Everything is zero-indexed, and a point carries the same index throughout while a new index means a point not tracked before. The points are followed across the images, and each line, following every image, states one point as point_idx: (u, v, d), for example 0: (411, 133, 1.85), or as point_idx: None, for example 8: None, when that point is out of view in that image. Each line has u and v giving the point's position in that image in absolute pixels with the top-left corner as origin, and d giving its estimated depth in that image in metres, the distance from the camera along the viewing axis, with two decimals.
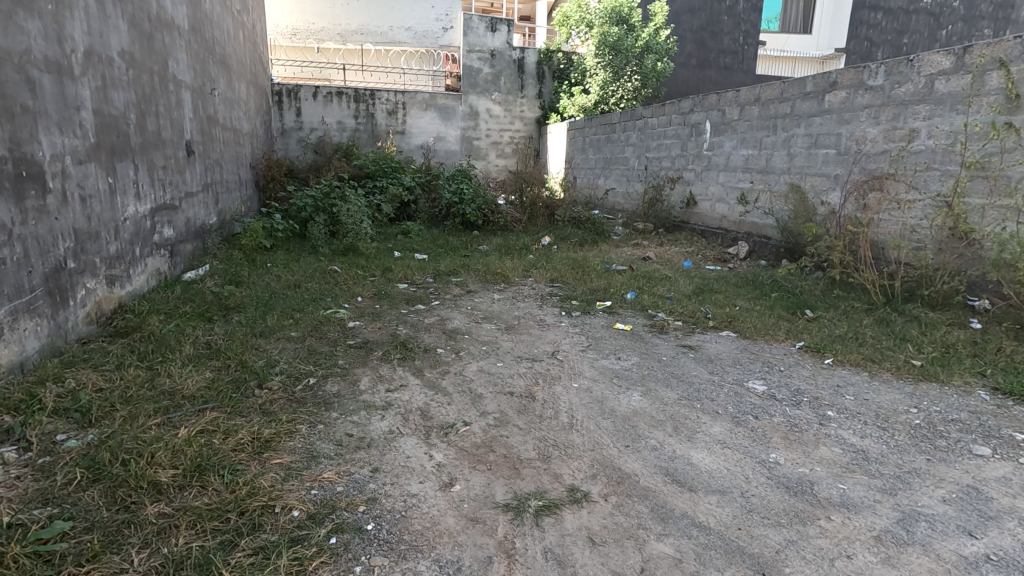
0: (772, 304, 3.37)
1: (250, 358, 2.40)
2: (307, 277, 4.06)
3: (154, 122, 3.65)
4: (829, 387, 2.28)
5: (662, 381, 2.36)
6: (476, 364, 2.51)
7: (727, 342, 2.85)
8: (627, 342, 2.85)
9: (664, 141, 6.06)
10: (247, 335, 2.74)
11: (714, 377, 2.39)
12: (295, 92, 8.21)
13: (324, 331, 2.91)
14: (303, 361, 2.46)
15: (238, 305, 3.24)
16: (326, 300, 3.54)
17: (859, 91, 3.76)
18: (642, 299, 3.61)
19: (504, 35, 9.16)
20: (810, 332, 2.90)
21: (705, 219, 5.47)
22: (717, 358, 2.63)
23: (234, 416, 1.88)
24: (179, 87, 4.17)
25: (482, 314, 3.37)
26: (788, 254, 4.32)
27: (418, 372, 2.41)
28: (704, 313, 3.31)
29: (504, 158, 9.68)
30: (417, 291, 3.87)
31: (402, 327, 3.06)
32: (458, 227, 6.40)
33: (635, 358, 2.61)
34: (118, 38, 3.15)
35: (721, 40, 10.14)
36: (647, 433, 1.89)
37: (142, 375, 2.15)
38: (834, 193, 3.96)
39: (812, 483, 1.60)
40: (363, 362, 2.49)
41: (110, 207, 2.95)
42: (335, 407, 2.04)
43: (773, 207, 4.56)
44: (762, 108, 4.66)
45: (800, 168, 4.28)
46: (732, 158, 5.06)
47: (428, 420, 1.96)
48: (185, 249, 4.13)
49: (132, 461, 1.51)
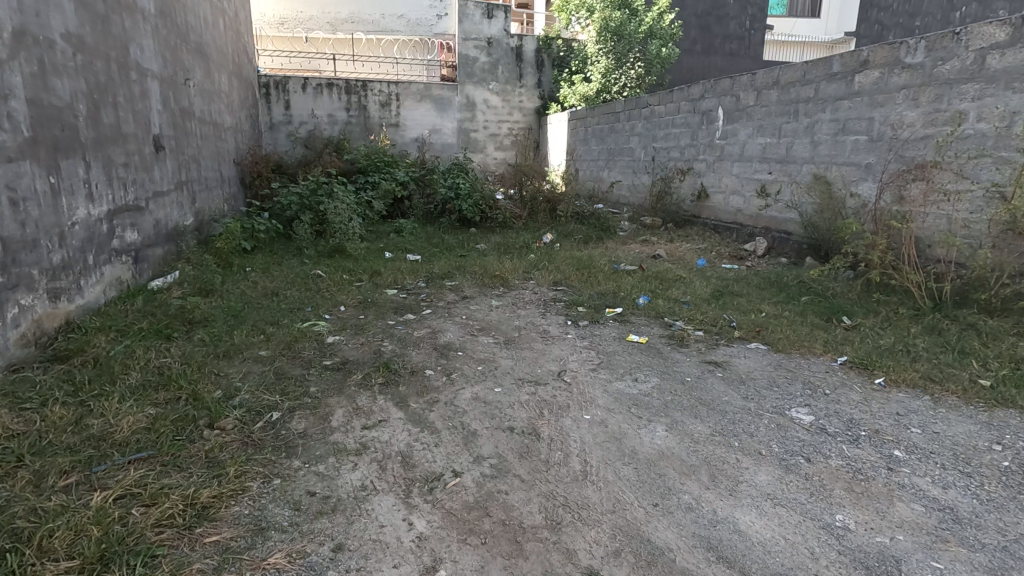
0: (803, 310, 3.01)
1: (204, 389, 2.06)
2: (287, 284, 3.71)
3: (112, 114, 3.29)
4: (889, 416, 1.92)
5: (690, 410, 2.00)
6: (470, 390, 2.15)
7: (758, 357, 2.49)
8: (643, 358, 2.49)
9: (673, 130, 5.68)
10: (207, 357, 2.39)
11: (750, 404, 2.03)
12: (283, 84, 7.84)
13: (298, 350, 2.56)
14: (268, 389, 2.12)
15: (203, 319, 2.89)
16: (305, 310, 3.18)
17: (895, 70, 3.39)
18: (656, 305, 3.25)
19: (501, 22, 8.78)
20: (852, 345, 2.54)
21: (719, 213, 5.10)
22: (749, 378, 2.27)
23: (170, 471, 1.54)
24: (144, 77, 3.81)
25: (478, 324, 3.02)
26: (813, 251, 3.96)
27: (401, 402, 2.05)
28: (728, 321, 2.95)
29: (502, 150, 9.30)
30: (407, 298, 3.51)
31: (388, 342, 2.71)
32: (454, 224, 6.03)
33: (655, 380, 2.25)
34: (62, 18, 2.78)
35: (726, 25, 9.76)
36: (679, 486, 1.53)
37: (69, 414, 1.80)
38: (866, 184, 3.58)
39: (898, 561, 1.25)
40: (339, 390, 2.14)
41: (52, 211, 2.59)
42: (298, 453, 1.69)
43: (796, 200, 4.18)
44: (782, 92, 4.29)
45: (825, 157, 3.91)
46: (748, 147, 4.68)
47: (410, 470, 1.61)
48: (153, 254, 3.77)
49: (17, 551, 1.17)
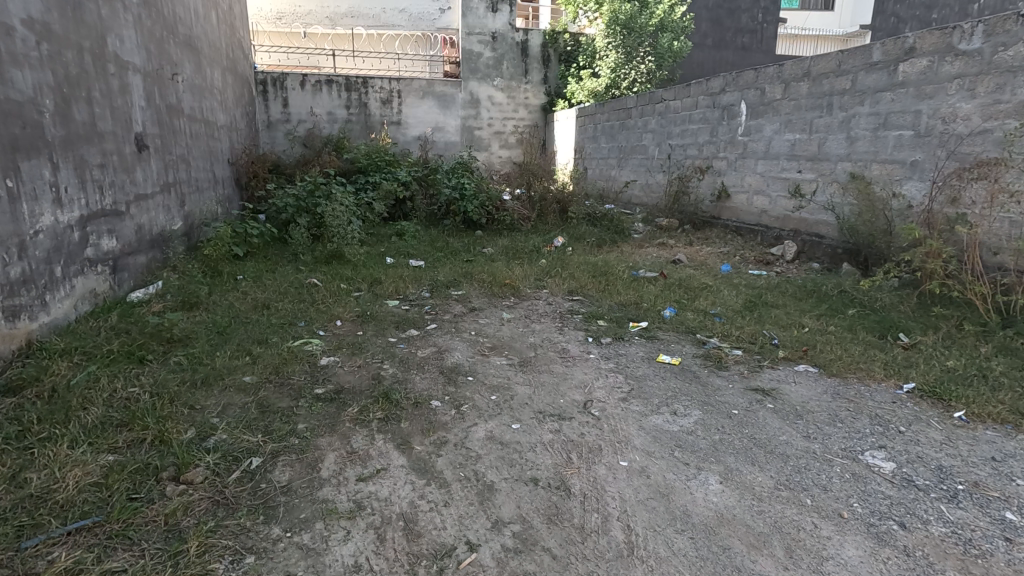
0: (851, 324, 2.70)
1: (174, 428, 1.77)
2: (278, 294, 3.41)
3: (86, 110, 3.00)
4: (985, 464, 1.61)
5: (745, 454, 1.69)
6: (484, 427, 1.84)
7: (810, 384, 2.18)
8: (679, 385, 2.18)
9: (690, 126, 5.35)
10: (183, 386, 2.10)
11: (814, 446, 1.73)
12: (281, 81, 7.55)
13: (287, 375, 2.27)
14: (250, 428, 1.83)
15: (184, 338, 2.59)
16: (298, 326, 2.89)
17: (947, 58, 3.08)
18: (684, 319, 2.94)
19: (506, 16, 8.48)
20: (918, 368, 2.23)
21: (741, 214, 4.79)
22: (804, 409, 1.97)
23: (116, 550, 1.25)
24: (125, 71, 3.52)
25: (489, 342, 2.71)
26: (850, 256, 3.65)
27: (404, 444, 1.75)
28: (768, 338, 2.65)
29: (508, 148, 8.99)
30: (409, 310, 3.21)
31: (388, 365, 2.41)
32: (459, 226, 5.74)
33: (697, 415, 1.94)
34: (22, 2, 2.49)
35: (738, 18, 9.43)
36: (751, 566, 1.23)
37: (6, 466, 1.51)
38: (912, 183, 3.28)
39: None
40: (332, 428, 1.84)
41: (10, 219, 2.30)
42: (278, 517, 1.40)
43: (831, 201, 3.86)
44: (813, 84, 3.97)
45: (864, 154, 3.60)
46: (774, 144, 4.37)
47: (414, 542, 1.32)
48: (135, 262, 3.48)
49: None
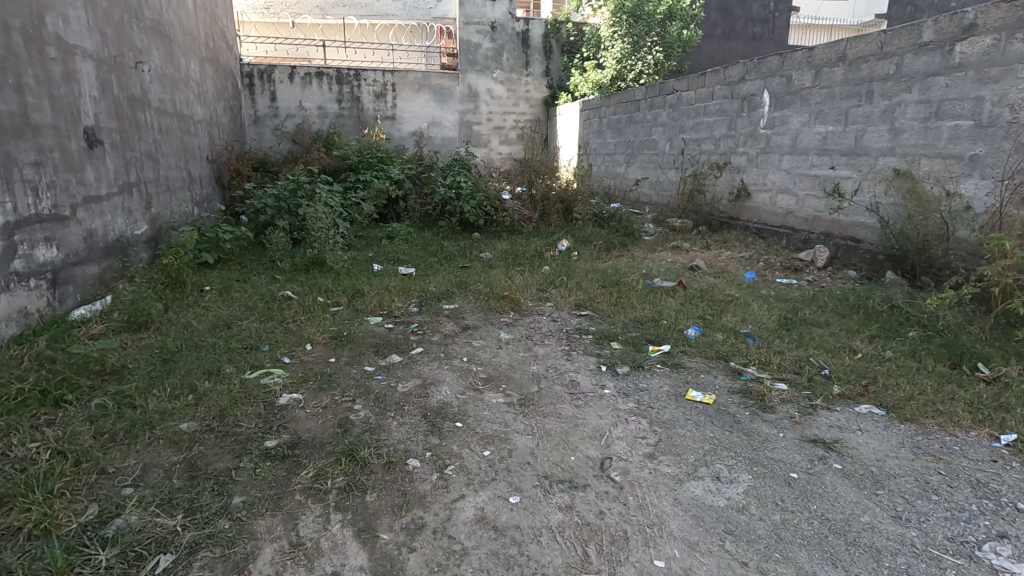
0: (914, 350, 2.27)
1: (65, 508, 1.35)
2: (245, 311, 2.98)
3: (14, 99, 2.57)
4: None
5: (822, 546, 1.27)
6: (473, 503, 1.42)
7: (881, 433, 1.75)
8: (717, 435, 1.76)
9: (704, 119, 4.91)
10: (99, 440, 1.68)
11: (914, 534, 1.30)
12: (268, 73, 7.12)
13: (234, 420, 1.84)
14: (168, 503, 1.41)
15: (119, 368, 2.17)
16: (260, 351, 2.47)
17: (1017, 35, 2.64)
18: (713, 341, 2.51)
19: (506, 4, 8.05)
20: (1013, 412, 1.80)
21: (763, 215, 4.37)
22: (883, 473, 1.54)
23: None
24: (71, 56, 3.09)
25: (484, 372, 2.28)
26: (894, 263, 3.23)
27: (367, 530, 1.33)
28: (817, 368, 2.21)
29: (508, 144, 8.56)
30: (392, 330, 2.79)
31: (360, 405, 1.98)
32: (455, 227, 5.31)
33: (748, 482, 1.51)
34: None
35: (749, 7, 8.97)
36: None
37: None
38: (971, 181, 2.85)
39: None
40: (276, 503, 1.42)
41: None
42: None
43: (870, 200, 3.43)
44: (849, 70, 3.53)
45: (911, 148, 3.17)
46: (802, 138, 3.93)
47: None
48: (84, 272, 3.07)
49: None
